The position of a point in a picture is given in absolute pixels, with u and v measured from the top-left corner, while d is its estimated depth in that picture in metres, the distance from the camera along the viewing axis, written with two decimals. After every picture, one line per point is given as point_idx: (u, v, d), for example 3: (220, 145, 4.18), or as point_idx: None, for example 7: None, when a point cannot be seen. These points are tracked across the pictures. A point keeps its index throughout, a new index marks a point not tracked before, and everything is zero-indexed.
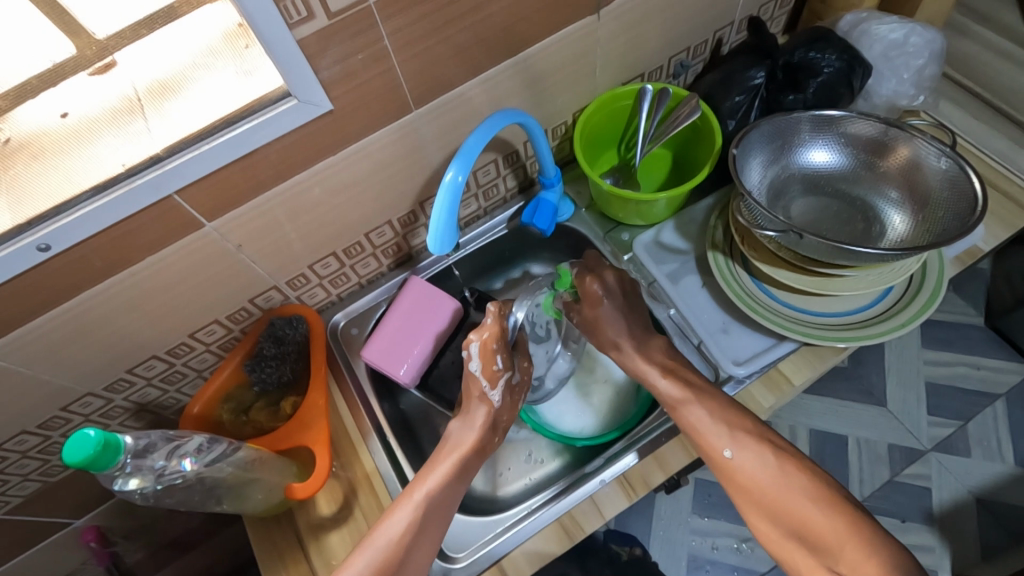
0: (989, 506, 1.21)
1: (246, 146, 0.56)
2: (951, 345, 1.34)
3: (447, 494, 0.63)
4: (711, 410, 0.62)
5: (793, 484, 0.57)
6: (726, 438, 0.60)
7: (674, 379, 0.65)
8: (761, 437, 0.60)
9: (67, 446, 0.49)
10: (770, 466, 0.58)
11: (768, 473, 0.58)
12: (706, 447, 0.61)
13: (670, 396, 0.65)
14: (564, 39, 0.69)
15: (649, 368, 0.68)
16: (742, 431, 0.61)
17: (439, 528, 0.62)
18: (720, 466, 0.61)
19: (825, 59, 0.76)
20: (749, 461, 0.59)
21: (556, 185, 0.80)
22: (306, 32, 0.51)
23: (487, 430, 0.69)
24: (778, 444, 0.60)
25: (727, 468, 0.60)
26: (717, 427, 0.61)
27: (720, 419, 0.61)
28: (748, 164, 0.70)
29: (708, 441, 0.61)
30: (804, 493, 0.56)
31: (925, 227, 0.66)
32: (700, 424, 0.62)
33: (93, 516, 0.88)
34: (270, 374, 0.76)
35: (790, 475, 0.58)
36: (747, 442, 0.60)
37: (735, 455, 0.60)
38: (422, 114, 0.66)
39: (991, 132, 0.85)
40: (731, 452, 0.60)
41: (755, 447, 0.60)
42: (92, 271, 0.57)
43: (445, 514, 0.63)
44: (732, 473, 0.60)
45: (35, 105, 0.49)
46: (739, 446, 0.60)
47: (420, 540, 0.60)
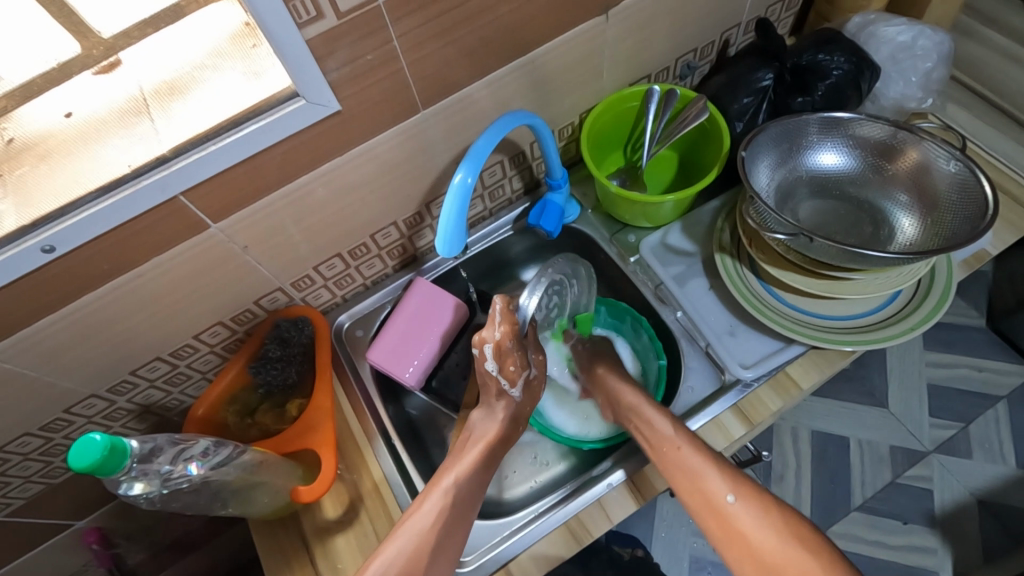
0: (991, 509, 1.21)
1: (253, 146, 0.55)
2: (953, 346, 1.34)
3: (475, 482, 0.65)
4: (710, 457, 0.62)
5: (790, 537, 0.58)
6: (727, 485, 0.61)
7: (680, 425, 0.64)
8: (758, 490, 0.61)
9: (73, 450, 0.48)
10: (768, 518, 0.59)
11: (767, 523, 0.59)
12: (706, 495, 0.61)
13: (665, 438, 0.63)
14: (571, 40, 0.68)
15: (654, 414, 0.65)
16: (742, 482, 0.61)
17: (468, 519, 0.63)
18: (720, 515, 0.60)
19: (834, 61, 0.76)
20: (748, 512, 0.59)
21: (563, 186, 0.80)
22: (314, 33, 0.50)
23: (510, 422, 0.69)
24: (773, 497, 0.61)
25: (726, 517, 0.60)
26: (719, 475, 0.61)
27: (722, 469, 0.62)
28: (756, 167, 0.70)
29: (711, 490, 0.61)
30: (803, 544, 0.57)
31: (934, 230, 0.66)
32: (700, 470, 0.61)
33: (95, 518, 0.88)
34: (275, 375, 0.76)
35: (785, 522, 0.59)
36: (749, 492, 0.61)
37: (738, 502, 0.60)
38: (430, 115, 0.65)
39: (998, 135, 0.85)
40: (733, 497, 0.60)
41: (753, 498, 0.60)
42: (97, 272, 0.57)
43: (471, 507, 0.63)
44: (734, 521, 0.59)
45: (41, 104, 0.50)
46: (741, 492, 0.60)
47: (451, 533, 0.61)
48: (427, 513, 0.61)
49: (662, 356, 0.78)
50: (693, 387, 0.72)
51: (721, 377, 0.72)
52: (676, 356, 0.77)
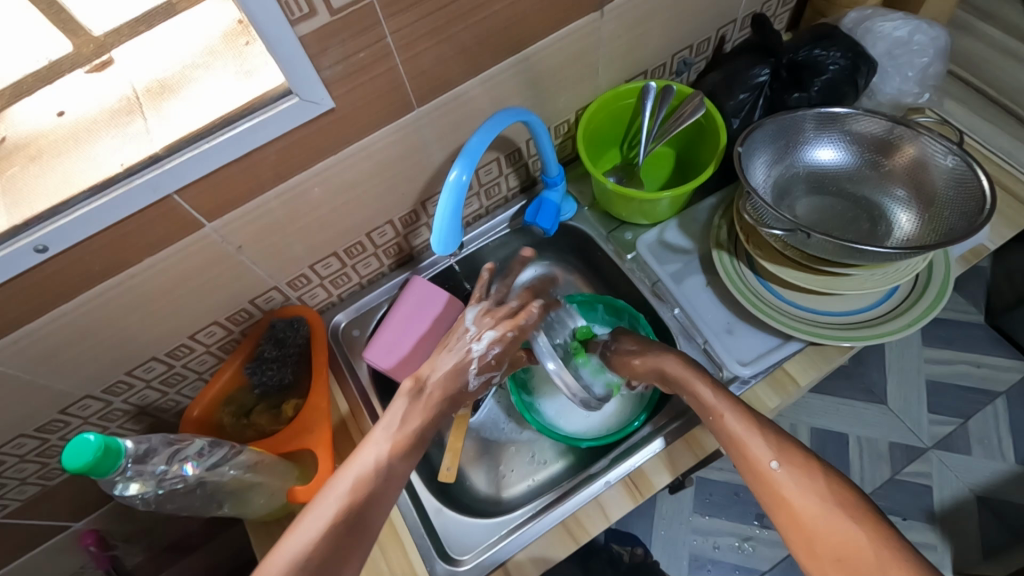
0: (990, 505, 1.21)
1: (247, 145, 0.55)
2: (951, 343, 1.34)
3: (409, 458, 0.62)
4: (760, 425, 0.59)
5: (839, 508, 0.52)
6: (774, 450, 0.56)
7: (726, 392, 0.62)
8: (814, 460, 0.56)
9: (67, 451, 0.48)
10: (817, 488, 0.53)
11: (812, 491, 0.53)
12: (749, 459, 0.57)
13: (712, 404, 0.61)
14: (566, 37, 0.68)
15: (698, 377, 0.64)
16: (792, 449, 0.56)
17: (386, 494, 0.59)
18: (763, 480, 0.56)
19: (830, 57, 0.75)
20: (796, 476, 0.54)
21: (559, 184, 0.79)
22: (307, 30, 0.50)
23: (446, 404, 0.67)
24: (829, 468, 0.55)
25: (770, 483, 0.55)
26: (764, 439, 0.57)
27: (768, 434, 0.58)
28: (753, 162, 0.70)
29: (754, 453, 0.57)
30: (854, 517, 0.51)
31: (931, 226, 0.66)
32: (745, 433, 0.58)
33: (91, 520, 0.88)
34: (271, 376, 0.75)
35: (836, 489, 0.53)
36: (797, 457, 0.56)
37: (782, 469, 0.55)
38: (425, 113, 0.65)
39: (995, 131, 0.85)
40: (778, 463, 0.55)
41: (804, 464, 0.55)
42: (91, 273, 0.56)
43: (393, 483, 0.60)
44: (776, 486, 0.55)
45: (33, 102, 0.50)
46: (787, 459, 0.56)
47: (370, 515, 0.57)
48: (343, 489, 0.58)
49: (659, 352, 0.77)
50: None
51: (719, 374, 0.72)
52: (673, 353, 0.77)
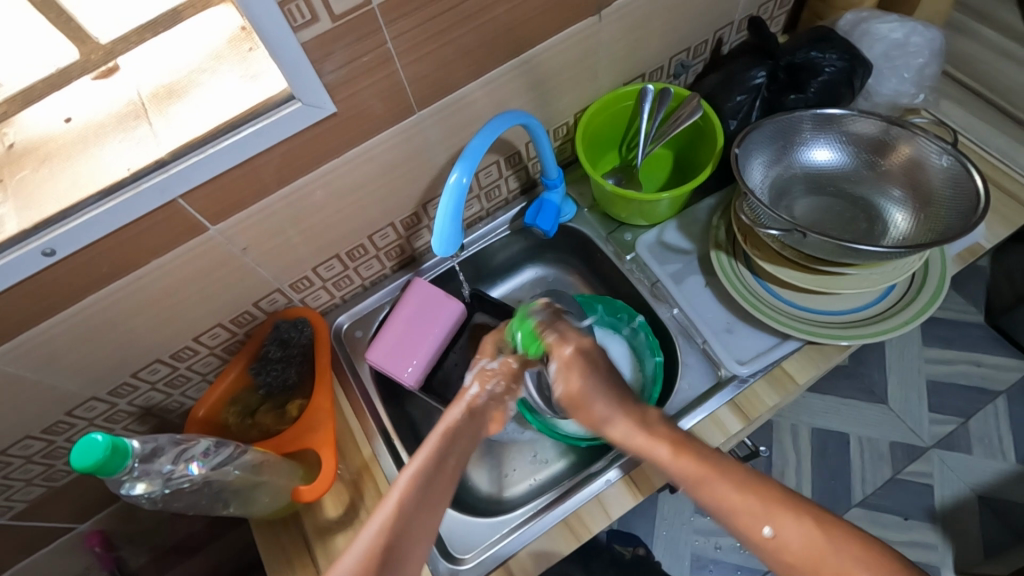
0: (991, 504, 1.21)
1: (251, 149, 0.55)
2: (951, 342, 1.34)
3: (450, 476, 0.58)
4: (736, 480, 0.51)
5: (848, 559, 0.46)
6: (760, 514, 0.49)
7: (679, 454, 0.54)
8: (801, 506, 0.49)
9: (75, 450, 0.49)
10: (819, 541, 0.47)
11: (814, 551, 0.47)
12: (738, 525, 0.50)
13: (684, 473, 0.53)
14: (565, 41, 0.69)
15: (652, 441, 0.56)
16: (777, 503, 0.50)
17: (435, 512, 0.56)
18: (763, 549, 0.49)
19: (827, 58, 0.76)
20: (792, 537, 0.48)
21: (559, 186, 0.80)
22: (310, 36, 0.51)
23: (469, 414, 0.63)
24: (822, 512, 0.49)
25: (770, 552, 0.49)
26: (747, 503, 0.50)
27: (750, 493, 0.50)
28: (750, 164, 0.71)
29: (740, 519, 0.50)
30: (870, 572, 0.45)
31: (927, 225, 0.67)
32: (726, 501, 0.51)
33: (96, 521, 0.88)
34: (276, 376, 0.76)
35: (834, 536, 0.47)
36: (787, 516, 0.49)
37: (776, 531, 0.48)
38: (426, 116, 0.66)
39: (992, 131, 0.85)
40: (771, 529, 0.49)
41: (795, 519, 0.48)
42: (97, 276, 0.57)
43: (435, 498, 0.56)
44: (778, 556, 0.48)
45: (42, 109, 0.52)
46: (777, 517, 0.49)
47: (412, 544, 0.54)
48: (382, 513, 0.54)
49: (658, 353, 0.77)
50: (688, 384, 0.73)
51: (718, 373, 0.73)
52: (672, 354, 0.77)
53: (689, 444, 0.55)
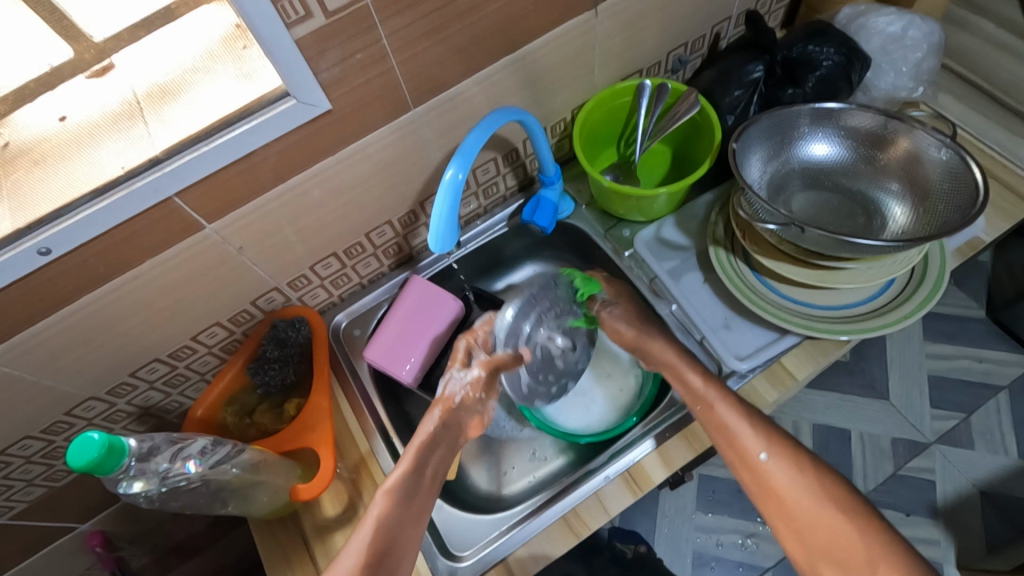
0: (994, 499, 1.21)
1: (246, 147, 0.56)
2: (953, 338, 1.34)
3: (428, 486, 0.64)
4: (746, 415, 0.62)
5: (818, 489, 0.58)
6: (761, 443, 0.61)
7: (714, 384, 0.64)
8: (799, 451, 0.61)
9: (71, 449, 0.49)
10: (801, 475, 0.59)
11: (803, 487, 0.58)
12: (740, 451, 0.61)
13: (708, 397, 0.64)
14: (561, 37, 0.69)
15: (688, 369, 0.66)
16: (777, 439, 0.61)
17: (421, 515, 0.62)
18: (751, 469, 0.61)
19: (824, 53, 0.76)
20: (783, 468, 0.60)
21: (556, 182, 0.80)
22: (304, 33, 0.51)
23: (442, 425, 0.68)
24: (810, 457, 0.61)
25: (759, 472, 0.60)
26: (757, 436, 0.61)
27: (760, 427, 0.61)
28: (748, 159, 0.70)
29: (744, 447, 0.61)
30: (826, 494, 0.58)
31: (925, 219, 0.66)
32: (739, 435, 0.61)
33: (97, 521, 0.88)
34: (274, 376, 0.76)
35: (813, 474, 0.59)
36: (785, 450, 0.60)
37: (770, 460, 0.60)
38: (421, 113, 0.66)
39: (991, 124, 0.85)
40: (766, 455, 0.60)
41: (791, 457, 0.60)
42: (94, 275, 0.57)
43: (414, 505, 0.62)
44: (762, 476, 0.60)
45: (35, 109, 0.50)
46: (774, 450, 0.60)
47: (404, 552, 0.59)
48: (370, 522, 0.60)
49: None
50: None
51: (718, 369, 0.72)
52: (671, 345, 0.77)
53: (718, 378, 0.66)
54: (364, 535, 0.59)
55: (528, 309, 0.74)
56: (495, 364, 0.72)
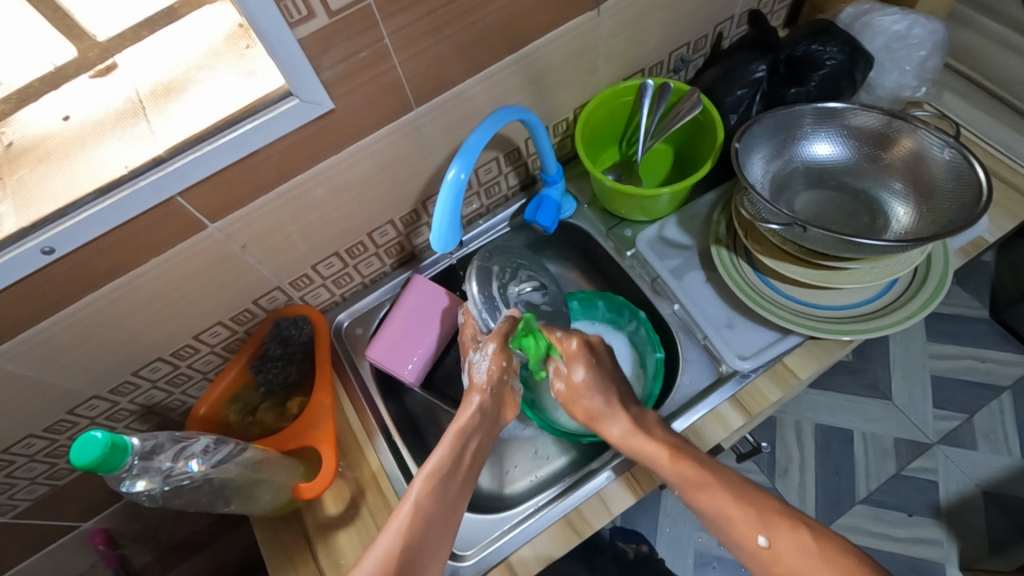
0: (997, 499, 1.20)
1: (249, 146, 0.55)
2: (956, 337, 1.34)
3: (465, 475, 0.62)
4: (736, 491, 0.56)
5: (833, 566, 0.49)
6: (757, 525, 0.53)
7: (681, 461, 0.59)
8: (799, 521, 0.53)
9: (74, 448, 0.49)
10: (809, 548, 0.51)
11: (809, 561, 0.50)
12: (738, 536, 0.54)
13: (683, 478, 0.58)
14: (563, 36, 0.69)
15: (649, 444, 0.61)
16: (772, 513, 0.54)
17: (454, 512, 0.59)
18: (756, 558, 0.53)
19: (827, 52, 0.76)
20: (787, 549, 0.51)
21: (558, 182, 0.80)
22: (307, 32, 0.51)
23: (479, 414, 0.64)
24: (817, 527, 0.52)
25: (765, 559, 0.52)
26: (744, 512, 0.54)
27: (747, 503, 0.55)
28: (751, 158, 0.70)
29: (738, 530, 0.54)
30: (839, 564, 0.49)
31: (929, 218, 0.66)
32: (724, 510, 0.55)
33: (99, 520, 0.89)
34: (276, 374, 0.77)
35: (829, 547, 0.50)
36: (782, 526, 0.52)
37: (770, 543, 0.52)
38: (423, 113, 0.66)
39: (994, 122, 0.85)
40: (766, 538, 0.52)
41: (790, 531, 0.52)
42: (97, 274, 0.57)
43: (451, 497, 0.60)
44: (769, 564, 0.52)
45: (39, 107, 0.51)
46: (771, 530, 0.52)
47: (437, 541, 0.57)
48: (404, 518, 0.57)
49: (659, 348, 0.77)
50: (689, 380, 0.73)
51: (719, 369, 0.73)
52: (673, 348, 0.77)
53: (689, 453, 0.60)
54: (404, 513, 0.57)
55: (488, 288, 0.75)
56: (502, 333, 0.67)
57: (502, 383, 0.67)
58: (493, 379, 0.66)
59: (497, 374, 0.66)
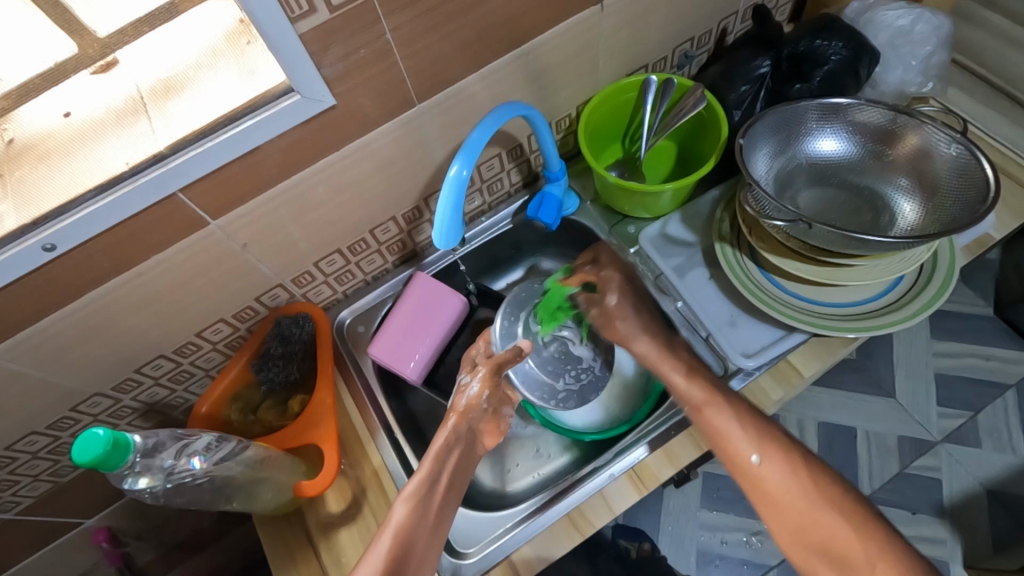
0: (1001, 498, 1.20)
1: (249, 143, 0.55)
2: (959, 335, 1.33)
3: (444, 496, 0.65)
4: (742, 416, 0.63)
5: (815, 493, 0.57)
6: (752, 444, 0.61)
7: (696, 381, 0.67)
8: (790, 446, 0.61)
9: (76, 446, 0.48)
10: (799, 479, 0.58)
11: (793, 484, 0.58)
12: (732, 453, 0.62)
13: (694, 398, 0.66)
14: (567, 33, 0.68)
15: (672, 368, 0.70)
16: (770, 440, 0.61)
17: (438, 530, 0.62)
18: (746, 472, 0.61)
19: (832, 47, 0.75)
20: (773, 471, 0.59)
21: (560, 179, 0.79)
22: (308, 28, 0.50)
23: (456, 437, 0.70)
24: (805, 454, 0.60)
25: (753, 475, 0.60)
26: (745, 434, 0.61)
27: (748, 425, 0.62)
28: (754, 155, 0.70)
29: (735, 449, 0.61)
30: (825, 495, 0.57)
31: (935, 215, 0.66)
32: (722, 426, 0.63)
33: (103, 517, 0.89)
34: (277, 373, 0.76)
35: (814, 473, 0.58)
36: (775, 451, 0.60)
37: (762, 462, 0.60)
38: (425, 109, 0.65)
39: (1000, 119, 0.84)
40: (758, 457, 0.60)
41: (782, 454, 0.60)
42: (98, 272, 0.57)
43: (432, 516, 0.62)
44: (758, 478, 0.60)
45: (39, 104, 0.50)
46: (766, 453, 0.60)
47: (423, 556, 0.59)
48: (391, 532, 0.60)
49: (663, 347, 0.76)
50: None
51: (724, 366, 0.72)
52: None
53: (705, 379, 0.67)
54: (385, 540, 0.59)
55: (515, 312, 0.80)
56: (497, 362, 0.76)
57: (484, 414, 0.74)
58: (471, 407, 0.73)
59: (479, 403, 0.74)
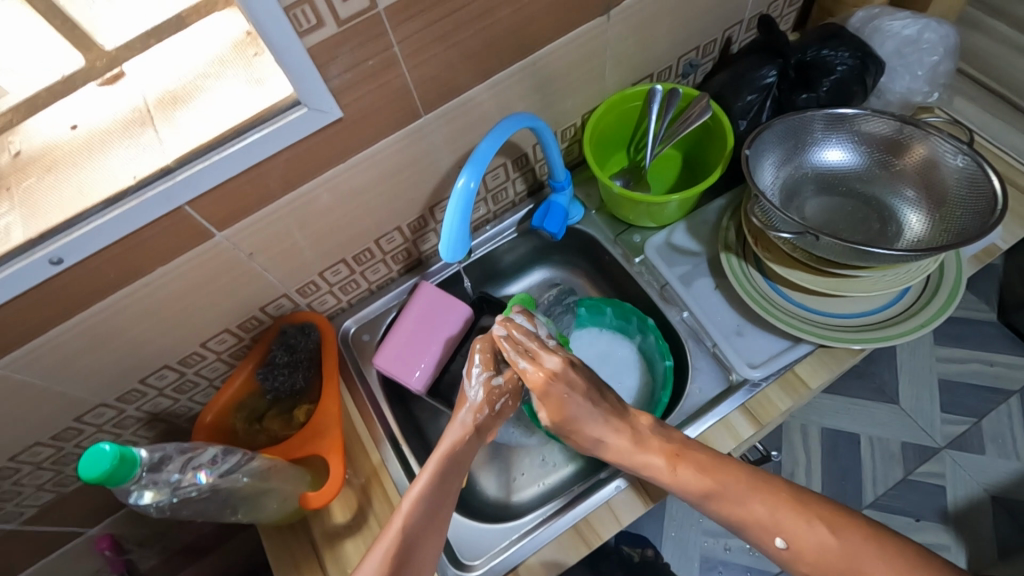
0: (1006, 504, 1.19)
1: (255, 156, 0.55)
2: (963, 341, 1.33)
3: (446, 500, 0.59)
4: (748, 491, 0.53)
5: (854, 544, 0.49)
6: (769, 526, 0.52)
7: (682, 467, 0.56)
8: (808, 505, 0.52)
9: (83, 461, 0.48)
10: (834, 542, 0.49)
11: (832, 549, 0.49)
12: (754, 534, 0.53)
13: (692, 491, 0.55)
14: (573, 42, 0.68)
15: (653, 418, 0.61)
16: (784, 506, 0.52)
17: (437, 537, 0.58)
18: (780, 558, 0.52)
19: (838, 56, 0.75)
20: (807, 544, 0.50)
21: (566, 188, 0.80)
22: (316, 40, 0.50)
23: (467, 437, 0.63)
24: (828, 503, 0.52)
25: (786, 559, 0.51)
26: (760, 511, 0.52)
27: (756, 500, 0.53)
28: (761, 164, 0.70)
29: (755, 533, 0.53)
30: (875, 550, 0.48)
31: (942, 226, 0.66)
32: (735, 514, 0.53)
33: (106, 525, 0.89)
34: (283, 382, 0.75)
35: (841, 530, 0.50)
36: (794, 518, 0.51)
37: (788, 544, 0.51)
38: (432, 119, 0.65)
39: (1005, 127, 0.84)
40: (782, 539, 0.51)
41: (807, 524, 0.51)
42: (103, 284, 0.57)
43: (433, 526, 0.57)
44: (794, 564, 0.51)
45: (48, 116, 0.51)
46: (788, 530, 0.51)
47: (426, 541, 0.57)
48: (387, 542, 0.55)
49: (668, 357, 0.75)
50: (699, 387, 0.72)
51: (729, 377, 0.72)
52: (682, 356, 0.76)
53: None
54: (396, 523, 0.56)
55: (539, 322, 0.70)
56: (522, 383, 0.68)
57: (491, 419, 0.66)
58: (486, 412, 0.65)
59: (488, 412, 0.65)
